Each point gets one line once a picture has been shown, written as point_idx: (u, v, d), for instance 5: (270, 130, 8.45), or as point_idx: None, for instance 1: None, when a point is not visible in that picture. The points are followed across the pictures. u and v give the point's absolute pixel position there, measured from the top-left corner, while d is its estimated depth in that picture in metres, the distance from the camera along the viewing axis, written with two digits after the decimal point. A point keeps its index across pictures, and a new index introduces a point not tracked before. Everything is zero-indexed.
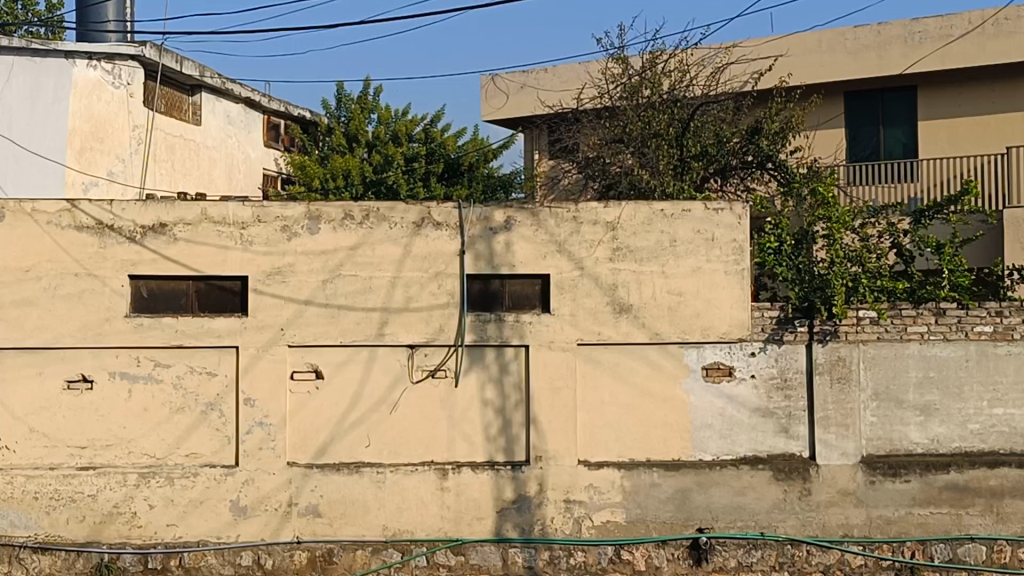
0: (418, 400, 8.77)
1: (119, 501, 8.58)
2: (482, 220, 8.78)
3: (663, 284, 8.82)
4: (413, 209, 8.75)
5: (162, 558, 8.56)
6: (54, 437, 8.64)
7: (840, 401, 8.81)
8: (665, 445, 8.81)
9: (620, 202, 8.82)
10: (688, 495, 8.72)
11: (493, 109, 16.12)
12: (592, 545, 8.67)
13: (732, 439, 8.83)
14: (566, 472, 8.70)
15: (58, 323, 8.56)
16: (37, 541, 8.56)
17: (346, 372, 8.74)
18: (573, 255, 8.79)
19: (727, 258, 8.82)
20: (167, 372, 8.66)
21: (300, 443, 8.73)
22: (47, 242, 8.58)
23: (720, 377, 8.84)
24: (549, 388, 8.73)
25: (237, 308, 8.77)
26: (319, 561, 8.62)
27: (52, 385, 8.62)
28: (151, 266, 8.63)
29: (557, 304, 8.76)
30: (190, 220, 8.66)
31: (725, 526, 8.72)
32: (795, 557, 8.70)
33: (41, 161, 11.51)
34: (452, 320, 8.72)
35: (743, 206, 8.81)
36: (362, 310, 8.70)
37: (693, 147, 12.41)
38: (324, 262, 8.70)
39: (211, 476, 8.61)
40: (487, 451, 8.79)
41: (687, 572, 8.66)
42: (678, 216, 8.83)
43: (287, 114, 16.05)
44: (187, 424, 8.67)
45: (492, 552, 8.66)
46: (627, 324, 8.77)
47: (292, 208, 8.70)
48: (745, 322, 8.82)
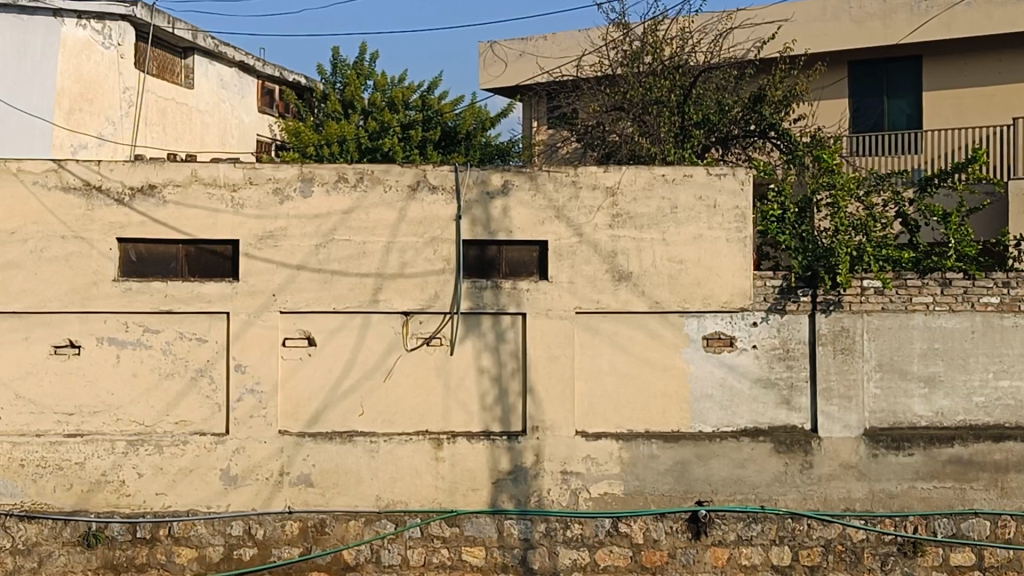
0: (413, 368, 8.58)
1: (108, 469, 8.40)
2: (478, 184, 8.59)
3: (663, 251, 8.62)
4: (408, 172, 8.55)
5: (151, 528, 8.42)
6: (40, 403, 8.44)
7: (842, 372, 8.64)
8: (664, 416, 8.64)
9: (620, 166, 8.62)
10: (687, 467, 8.56)
11: (492, 77, 15.91)
12: (589, 517, 8.50)
13: (732, 411, 8.66)
14: (563, 442, 8.53)
15: (45, 287, 8.35)
16: (24, 509, 8.39)
17: (339, 339, 8.56)
18: (572, 221, 8.59)
19: (729, 225, 8.64)
20: (157, 338, 8.47)
21: (292, 411, 8.55)
22: (33, 204, 8.37)
23: (721, 347, 8.65)
24: (546, 357, 8.55)
25: (228, 273, 8.57)
26: (311, 531, 8.47)
27: (39, 351, 8.43)
28: (140, 229, 8.42)
29: (556, 271, 8.56)
30: (179, 181, 8.46)
31: (725, 498, 8.56)
32: (795, 531, 8.55)
33: (29, 120, 11.32)
34: (447, 287, 8.53)
35: (746, 171, 8.62)
36: (356, 275, 8.50)
37: (694, 114, 12.25)
38: (317, 225, 8.50)
39: (200, 444, 8.42)
40: (483, 420, 8.62)
41: (685, 545, 8.52)
42: (680, 181, 8.63)
43: (281, 79, 15.81)
44: (177, 391, 8.49)
45: (487, 524, 8.50)
46: (627, 292, 8.58)
47: (284, 170, 8.51)
48: (747, 291, 8.63)
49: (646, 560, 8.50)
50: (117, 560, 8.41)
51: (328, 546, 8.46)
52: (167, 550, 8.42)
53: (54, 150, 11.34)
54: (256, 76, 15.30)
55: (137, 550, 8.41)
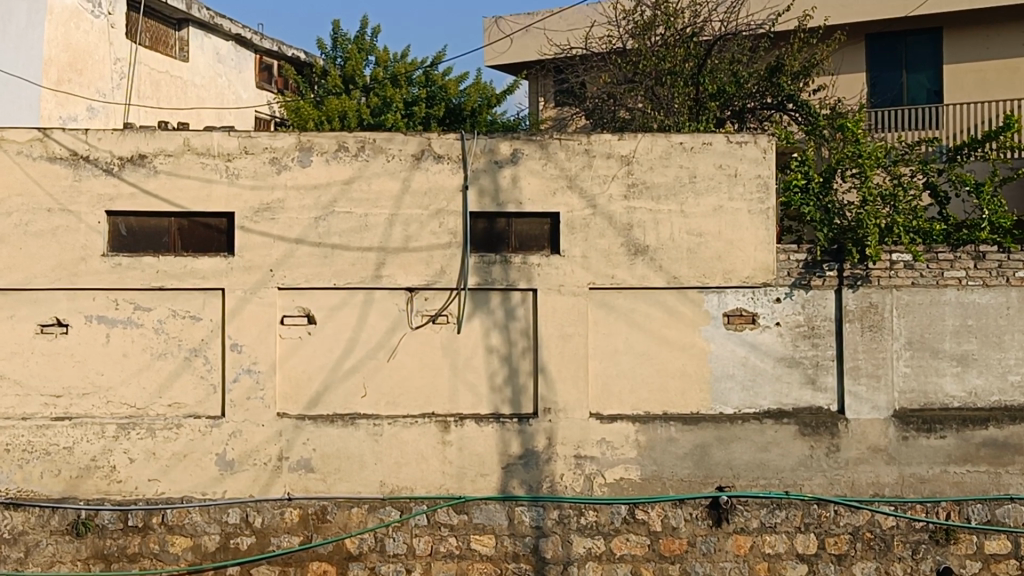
0: (418, 347, 8.14)
1: (97, 454, 7.97)
2: (486, 153, 8.14)
3: (682, 223, 8.17)
4: (412, 140, 8.11)
5: (144, 516, 7.97)
6: (26, 385, 8.01)
7: (870, 350, 8.20)
8: (683, 397, 8.19)
9: (635, 134, 8.18)
10: (707, 451, 8.13)
11: (497, 54, 15.48)
12: (604, 504, 8.07)
13: (755, 392, 8.21)
14: (577, 425, 8.10)
15: (30, 262, 7.93)
16: (9, 497, 7.95)
17: (340, 317, 8.12)
18: (585, 191, 8.15)
19: (751, 196, 8.18)
20: (148, 317, 8.03)
21: (292, 393, 8.11)
22: (18, 175, 7.95)
23: (743, 325, 8.21)
24: (558, 335, 8.11)
25: (223, 247, 8.13)
26: (311, 519, 8.02)
27: (24, 330, 8.00)
28: (130, 201, 7.99)
29: (568, 244, 8.13)
30: (171, 151, 8.03)
31: (747, 484, 8.13)
32: (822, 517, 8.11)
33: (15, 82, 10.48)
34: (453, 262, 8.09)
35: (769, 139, 8.19)
36: (358, 250, 8.06)
37: (710, 87, 11.72)
38: (316, 197, 8.07)
39: (195, 428, 8.00)
40: (492, 402, 8.17)
41: (706, 533, 8.09)
42: (699, 150, 8.18)
43: (280, 54, 15.38)
44: (170, 371, 8.05)
45: (497, 511, 8.06)
46: (644, 267, 8.13)
47: (282, 138, 8.08)
48: (770, 265, 8.18)
49: (665, 549, 8.07)
50: (107, 550, 7.96)
51: (330, 534, 8.02)
52: (160, 540, 7.97)
53: (42, 120, 10.55)
54: (254, 51, 14.90)
55: (129, 540, 7.96)
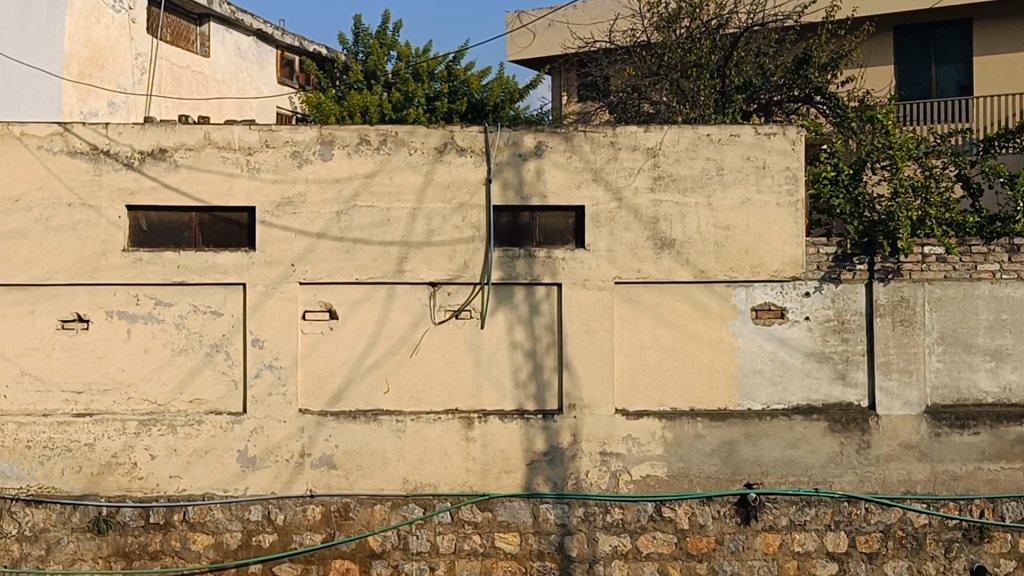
0: (441, 343, 8.03)
1: (118, 451, 7.91)
2: (510, 146, 8.03)
3: (709, 216, 8.03)
4: (435, 133, 8.01)
5: (165, 513, 7.90)
6: (47, 380, 7.96)
7: (902, 345, 8.03)
8: (711, 393, 8.06)
9: (661, 126, 8.05)
10: (735, 448, 7.99)
11: (519, 48, 15.46)
12: (630, 502, 7.94)
13: (784, 387, 8.07)
14: (603, 422, 7.97)
15: (51, 257, 7.88)
16: (30, 493, 7.89)
17: (362, 312, 8.02)
18: (610, 184, 8.03)
19: (779, 188, 8.03)
20: (169, 312, 7.97)
21: (314, 388, 8.03)
22: (38, 169, 7.91)
23: (771, 319, 8.06)
24: (584, 330, 7.99)
25: (245, 242, 8.06)
26: (334, 516, 7.94)
27: (45, 325, 7.95)
28: (151, 195, 7.94)
29: (593, 238, 8.01)
30: (192, 145, 7.96)
31: (776, 481, 8.00)
32: (852, 516, 7.97)
33: (39, 76, 10.37)
34: (477, 256, 7.99)
35: (797, 131, 8.03)
36: (380, 244, 7.97)
37: (736, 80, 11.54)
38: (338, 191, 7.98)
39: (217, 424, 7.92)
40: (516, 398, 8.06)
41: (734, 531, 7.95)
42: (726, 142, 8.04)
43: (302, 49, 15.31)
44: (191, 367, 7.98)
45: (522, 508, 7.95)
46: (670, 260, 8.00)
47: (303, 132, 7.99)
48: (799, 259, 8.03)
49: (692, 547, 7.94)
50: (129, 547, 7.90)
51: (352, 531, 7.93)
52: (182, 537, 7.90)
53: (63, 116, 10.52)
54: (276, 47, 14.85)
55: (150, 537, 7.90)
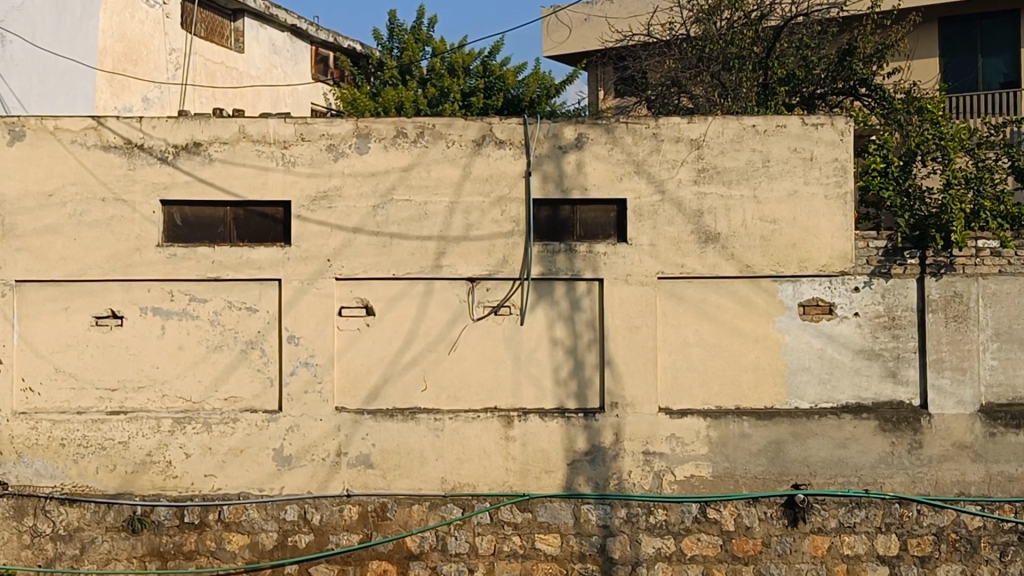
0: (480, 339, 7.86)
1: (153, 449, 7.80)
2: (550, 138, 7.85)
3: (755, 209, 7.81)
4: (472, 126, 7.84)
5: (200, 512, 7.77)
6: (81, 378, 7.85)
7: (955, 342, 7.77)
8: (757, 391, 7.84)
9: (705, 117, 7.84)
10: (782, 448, 7.77)
11: (554, 44, 15.33)
12: (674, 503, 7.74)
13: (832, 385, 7.83)
14: (645, 420, 7.77)
15: (85, 253, 7.78)
16: (64, 492, 7.78)
17: (399, 308, 7.86)
18: (653, 177, 7.83)
19: (827, 180, 7.81)
20: (204, 308, 7.84)
21: (350, 386, 7.88)
22: (73, 164, 7.81)
23: (819, 315, 7.83)
24: (626, 326, 7.79)
25: (280, 237, 7.92)
26: (371, 516, 7.78)
27: (79, 322, 7.85)
28: (184, 189, 7.82)
29: (636, 232, 7.81)
30: (227, 138, 7.84)
31: (825, 482, 7.76)
32: (904, 518, 7.72)
33: (77, 68, 10.30)
34: (516, 251, 7.81)
35: (846, 120, 7.80)
36: (417, 239, 7.81)
37: (780, 71, 11.38)
38: (375, 184, 7.83)
39: (252, 422, 7.79)
40: (557, 396, 7.87)
41: (781, 533, 7.73)
42: (772, 133, 7.82)
43: (336, 45, 15.17)
44: (226, 364, 7.85)
45: (563, 509, 7.76)
46: (715, 255, 7.79)
47: (339, 125, 7.85)
48: (848, 253, 7.80)
49: (738, 549, 7.73)
50: (163, 547, 7.77)
51: (390, 532, 7.77)
52: (217, 537, 7.77)
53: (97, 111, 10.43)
54: (310, 43, 14.74)
55: (185, 537, 7.77)
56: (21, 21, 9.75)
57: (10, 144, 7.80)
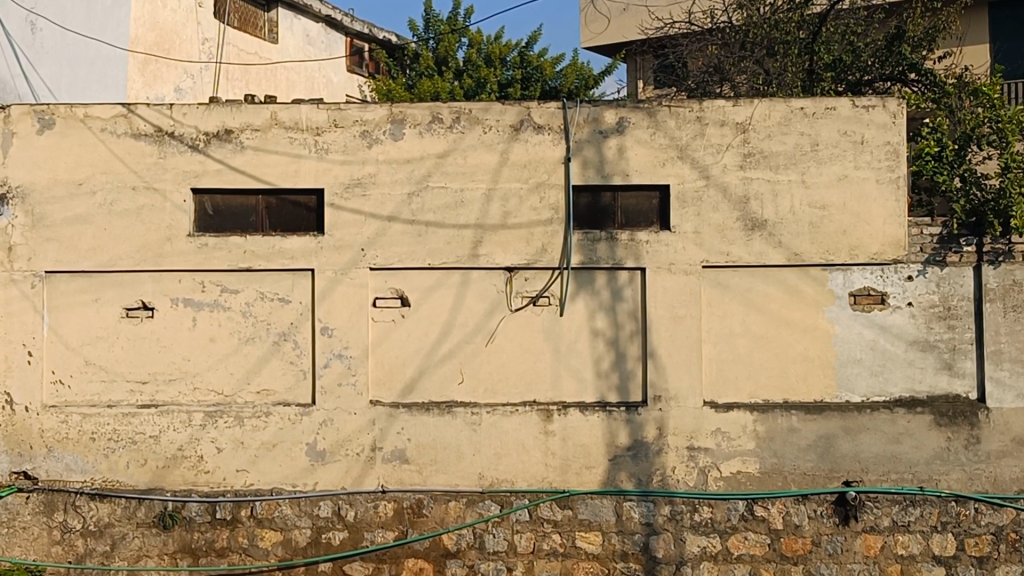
0: (518, 330, 7.62)
1: (184, 443, 7.62)
2: (590, 122, 7.60)
3: (803, 195, 7.52)
4: (510, 110, 7.61)
5: (232, 509, 7.58)
6: (111, 370, 7.69)
7: (1014, 332, 7.45)
8: (806, 384, 7.54)
9: (752, 99, 7.56)
10: (832, 443, 7.48)
11: (593, 34, 15.14)
12: (720, 500, 7.47)
13: (885, 378, 7.52)
14: (689, 414, 7.50)
15: (116, 243, 7.62)
16: (94, 487, 7.61)
17: (435, 299, 7.64)
18: (697, 161, 7.56)
19: (879, 164, 7.50)
20: (236, 299, 7.66)
21: (385, 379, 7.66)
22: (102, 152, 7.66)
23: (871, 305, 7.52)
24: (669, 317, 7.53)
25: (313, 226, 7.73)
26: (407, 513, 7.56)
27: (109, 314, 7.69)
28: (216, 178, 7.64)
29: (679, 220, 7.55)
30: (258, 125, 7.65)
31: (877, 479, 7.46)
32: (960, 516, 7.41)
33: (108, 50, 10.20)
34: (555, 239, 7.57)
35: (898, 102, 7.49)
36: (453, 227, 7.59)
37: (825, 57, 11.04)
38: (410, 171, 7.62)
39: (285, 416, 7.59)
40: (598, 389, 7.61)
41: (832, 532, 7.43)
42: (821, 115, 7.53)
43: (371, 37, 14.99)
44: (258, 356, 7.66)
45: (604, 506, 7.51)
46: (762, 242, 7.51)
47: (373, 110, 7.64)
48: (901, 240, 7.49)
49: (787, 549, 7.43)
50: (195, 544, 7.59)
51: (426, 529, 7.55)
52: (249, 534, 7.57)
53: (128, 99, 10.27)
54: (345, 34, 14.56)
55: (216, 533, 7.59)
56: (52, 7, 9.98)
57: (40, 133, 7.66)
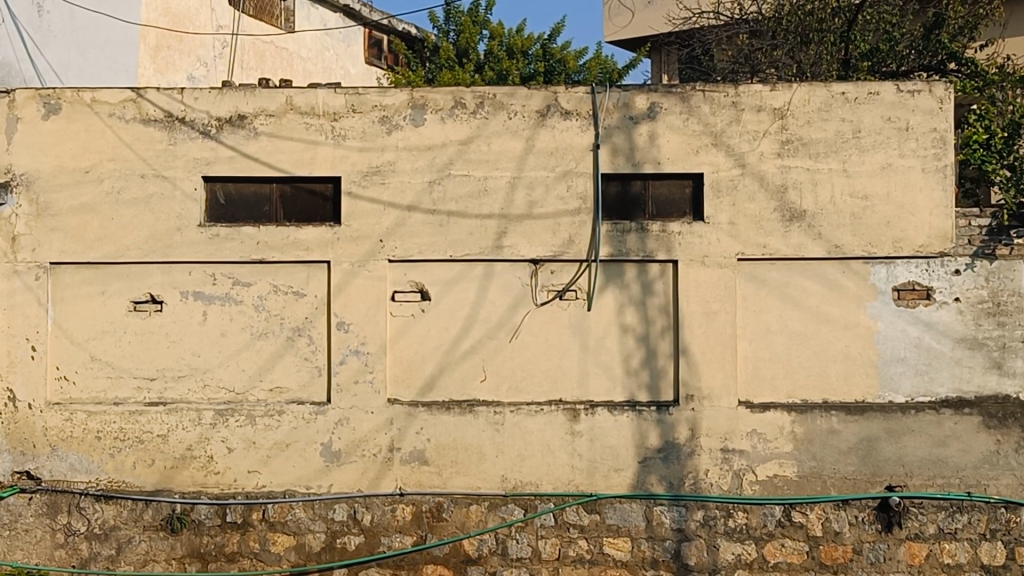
0: (544, 326, 7.26)
1: (194, 443, 7.29)
2: (620, 108, 7.24)
3: (845, 185, 7.14)
4: (537, 95, 7.26)
5: (243, 511, 7.24)
6: (118, 366, 7.36)
7: None
8: (847, 383, 7.15)
9: (790, 83, 7.19)
10: (875, 446, 7.09)
11: (617, 28, 14.76)
12: (756, 505, 7.08)
13: (931, 377, 7.12)
14: (723, 415, 7.13)
15: (123, 233, 7.30)
16: (99, 488, 7.29)
17: (456, 292, 7.29)
18: (732, 149, 7.19)
19: (925, 151, 7.12)
20: (248, 292, 7.32)
21: (403, 376, 7.31)
22: (110, 139, 7.34)
23: (916, 301, 7.14)
24: (702, 313, 7.16)
25: (329, 216, 7.38)
26: (425, 517, 7.20)
27: (116, 307, 7.36)
28: (228, 165, 7.31)
29: (714, 210, 7.18)
30: (273, 110, 7.32)
31: (922, 483, 7.07)
32: (1010, 524, 7.02)
33: (123, 27, 9.72)
34: (583, 230, 7.21)
35: (945, 87, 7.11)
36: (476, 217, 7.24)
37: (862, 45, 10.73)
38: (430, 159, 7.27)
39: (299, 415, 7.25)
40: (627, 387, 7.24)
41: (874, 539, 7.04)
42: (864, 101, 7.14)
43: (389, 28, 14.74)
44: (272, 352, 7.32)
45: (633, 511, 7.14)
46: (800, 234, 7.14)
47: (392, 95, 7.30)
48: (948, 232, 7.11)
49: (827, 557, 7.04)
50: (204, 548, 7.25)
51: (445, 534, 7.19)
52: (261, 538, 7.22)
53: (139, 82, 9.69)
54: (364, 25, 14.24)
55: (227, 537, 7.24)
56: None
57: (46, 118, 7.36)
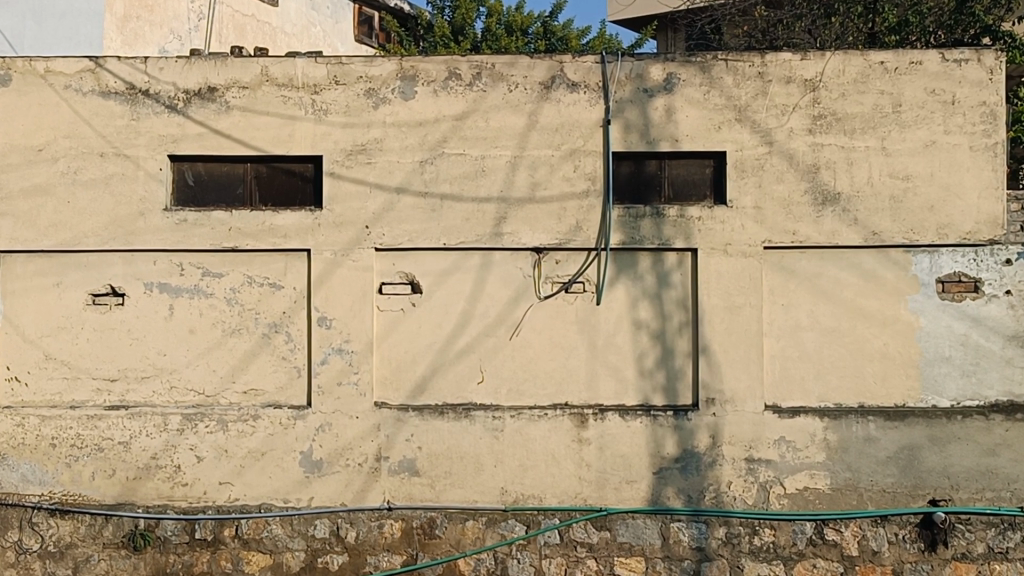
0: (549, 321, 6.53)
1: (159, 451, 6.55)
2: (633, 79, 6.51)
3: (883, 164, 6.41)
4: (540, 65, 6.53)
5: (213, 527, 6.51)
6: (75, 366, 6.62)
7: None
8: (886, 385, 6.43)
9: (823, 52, 6.45)
10: (917, 455, 6.37)
11: (622, 7, 14.19)
12: (784, 522, 6.36)
13: (979, 380, 6.40)
14: (748, 421, 6.40)
15: (80, 219, 6.56)
16: (53, 502, 6.56)
17: (451, 285, 6.56)
18: (758, 125, 6.46)
19: (973, 127, 6.39)
20: (219, 284, 6.59)
21: (392, 378, 6.58)
22: (65, 113, 6.59)
23: (962, 294, 6.41)
24: (724, 307, 6.43)
25: (310, 200, 6.64)
26: (416, 534, 6.48)
27: (73, 300, 6.63)
28: (197, 143, 6.57)
29: (737, 193, 6.45)
30: (247, 82, 6.57)
31: (969, 497, 6.35)
32: None
33: None
34: (592, 215, 6.48)
35: (996, 55, 6.37)
36: (473, 201, 6.51)
37: (890, 18, 10.02)
38: (422, 136, 6.53)
39: (276, 420, 6.52)
40: (641, 390, 6.51)
41: (916, 559, 6.33)
42: (905, 71, 6.41)
43: (381, 4, 13.96)
44: (245, 350, 6.58)
45: (647, 527, 6.42)
46: (834, 220, 6.41)
47: (380, 65, 6.56)
48: (999, 217, 6.37)
49: None
50: (170, 568, 6.52)
51: (439, 553, 6.47)
52: (233, 557, 6.50)
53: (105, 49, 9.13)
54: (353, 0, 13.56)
55: (195, 556, 6.52)
56: None
57: None
